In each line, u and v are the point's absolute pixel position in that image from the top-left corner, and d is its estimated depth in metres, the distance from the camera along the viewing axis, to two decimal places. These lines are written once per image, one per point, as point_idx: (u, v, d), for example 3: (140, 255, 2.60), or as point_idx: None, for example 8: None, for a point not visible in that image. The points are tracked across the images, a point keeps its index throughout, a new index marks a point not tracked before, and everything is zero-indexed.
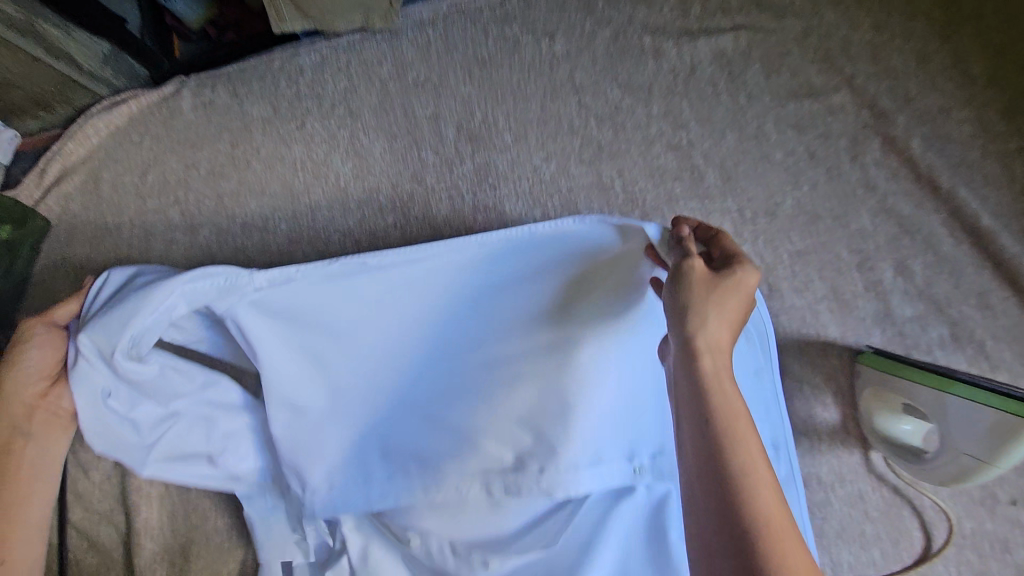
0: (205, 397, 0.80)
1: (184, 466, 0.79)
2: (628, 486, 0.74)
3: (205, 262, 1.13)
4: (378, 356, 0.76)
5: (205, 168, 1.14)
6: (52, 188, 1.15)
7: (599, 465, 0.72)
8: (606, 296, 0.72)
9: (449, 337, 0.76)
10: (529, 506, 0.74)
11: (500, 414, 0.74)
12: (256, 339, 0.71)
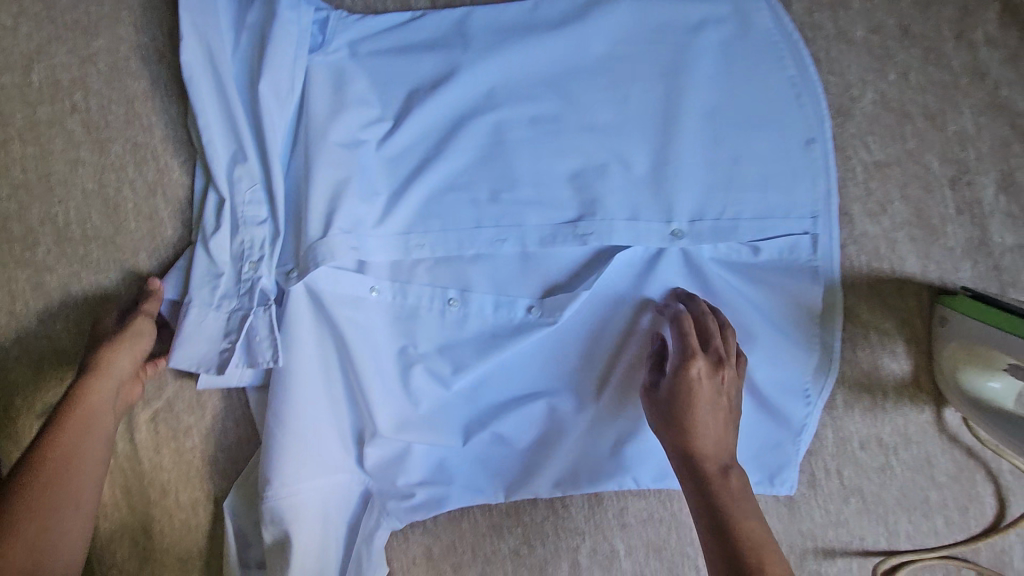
0: (241, 195, 0.78)
1: (207, 224, 0.79)
2: (675, 253, 0.77)
3: (132, 191, 0.91)
4: (434, 107, 0.78)
5: (132, 69, 0.91)
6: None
7: (636, 220, 0.75)
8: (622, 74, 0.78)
9: (504, 102, 0.78)
10: (537, 274, 0.79)
11: (541, 172, 0.77)
12: (311, 92, 0.77)
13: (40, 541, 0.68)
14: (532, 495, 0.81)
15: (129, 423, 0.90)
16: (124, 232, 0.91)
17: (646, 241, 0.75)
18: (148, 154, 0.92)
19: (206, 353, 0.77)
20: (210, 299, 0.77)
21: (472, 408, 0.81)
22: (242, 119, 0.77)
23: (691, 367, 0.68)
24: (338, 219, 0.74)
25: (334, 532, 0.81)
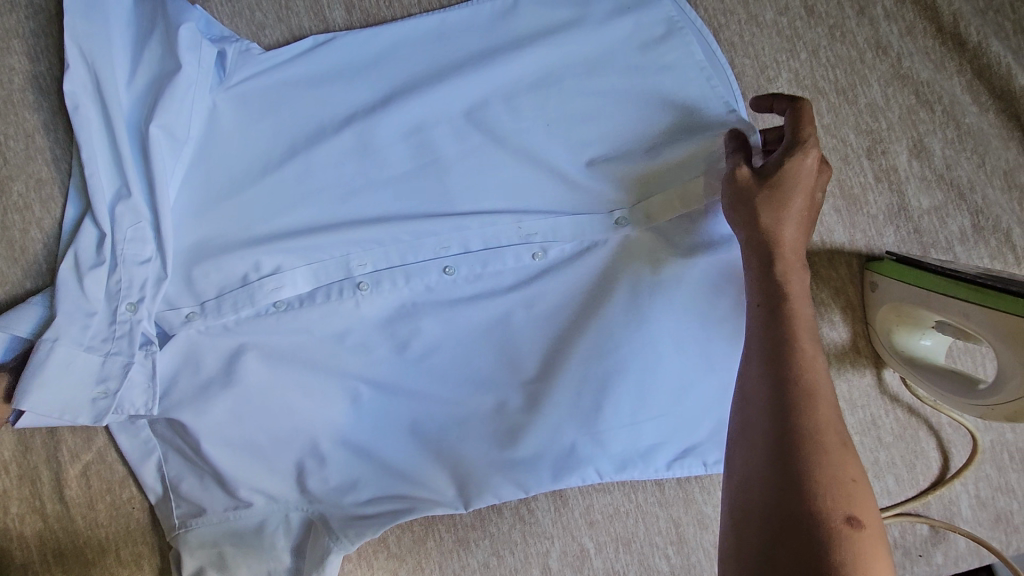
0: (116, 229, 0.73)
1: (83, 257, 0.74)
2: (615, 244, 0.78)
3: (37, 231, 0.85)
4: (357, 134, 0.77)
5: (25, 101, 0.85)
6: None
7: (576, 214, 0.77)
8: (541, 77, 0.78)
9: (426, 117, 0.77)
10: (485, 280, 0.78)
11: (476, 182, 0.77)
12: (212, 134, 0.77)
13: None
14: (497, 500, 0.79)
15: (57, 480, 0.84)
16: (33, 274, 0.85)
17: (589, 232, 0.77)
18: (52, 190, 0.85)
19: (70, 398, 0.71)
20: (81, 337, 0.72)
21: (424, 421, 0.79)
22: (137, 160, 0.74)
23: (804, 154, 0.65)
24: (265, 256, 0.74)
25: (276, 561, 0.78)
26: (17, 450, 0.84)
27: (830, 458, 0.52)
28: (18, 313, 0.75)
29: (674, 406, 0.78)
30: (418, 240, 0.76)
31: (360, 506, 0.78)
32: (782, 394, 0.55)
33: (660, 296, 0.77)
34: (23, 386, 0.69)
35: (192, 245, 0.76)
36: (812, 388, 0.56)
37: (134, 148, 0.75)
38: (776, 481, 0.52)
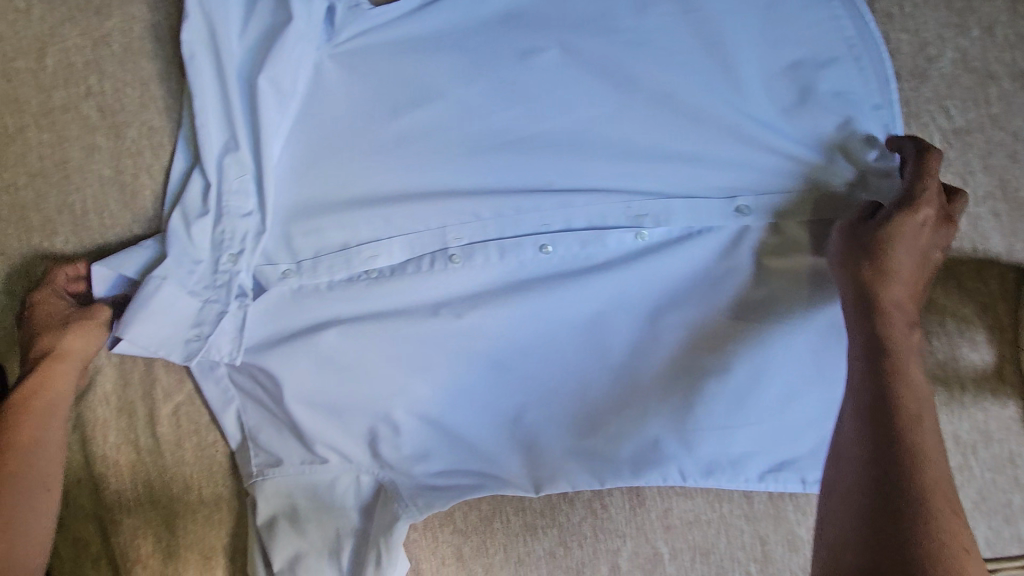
0: (223, 180, 0.78)
1: (191, 206, 0.79)
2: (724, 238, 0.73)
3: (144, 176, 0.88)
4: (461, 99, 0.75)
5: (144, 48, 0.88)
6: None
7: (668, 198, 0.73)
8: (665, 47, 0.72)
9: (537, 85, 0.74)
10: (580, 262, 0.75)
11: (575, 158, 0.74)
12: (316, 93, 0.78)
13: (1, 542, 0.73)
14: (571, 489, 0.75)
15: (151, 416, 0.88)
16: (142, 218, 0.89)
17: (707, 215, 0.72)
18: (163, 138, 0.88)
19: (168, 336, 0.77)
20: (185, 281, 0.77)
21: (502, 400, 0.77)
22: (246, 115, 0.78)
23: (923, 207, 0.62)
24: (364, 221, 0.77)
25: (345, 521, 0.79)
26: (117, 382, 0.89)
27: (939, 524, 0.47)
28: (128, 253, 0.79)
29: (773, 414, 0.72)
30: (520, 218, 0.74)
31: (431, 478, 0.77)
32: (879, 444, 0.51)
33: (757, 290, 0.73)
34: (128, 318, 0.75)
35: (291, 202, 0.80)
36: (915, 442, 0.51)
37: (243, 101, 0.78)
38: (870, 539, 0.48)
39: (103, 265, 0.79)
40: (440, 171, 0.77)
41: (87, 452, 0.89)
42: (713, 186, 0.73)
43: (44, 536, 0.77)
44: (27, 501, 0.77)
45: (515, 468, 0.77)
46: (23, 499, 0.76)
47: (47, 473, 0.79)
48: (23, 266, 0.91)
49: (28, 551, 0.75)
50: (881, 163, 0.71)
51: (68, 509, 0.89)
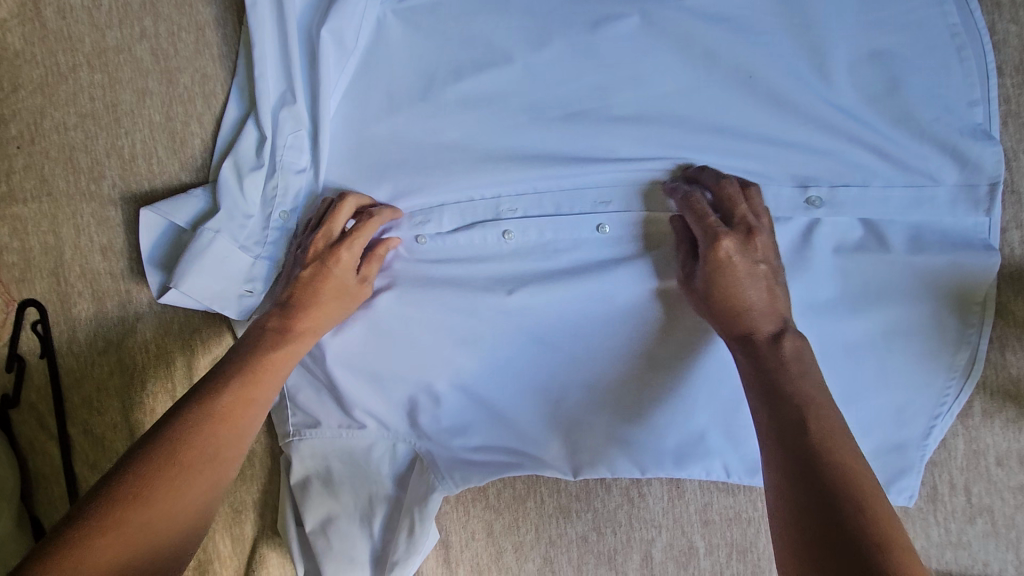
0: (278, 134, 0.77)
1: (245, 158, 0.78)
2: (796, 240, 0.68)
3: (193, 123, 0.86)
4: (528, 66, 0.73)
5: None
6: (36, 13, 0.88)
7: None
8: (755, 20, 0.68)
9: (612, 54, 0.71)
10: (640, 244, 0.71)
11: (642, 136, 0.71)
12: (376, 50, 0.77)
13: (117, 552, 0.53)
14: (610, 474, 0.74)
15: (190, 368, 0.89)
16: (189, 168, 0.87)
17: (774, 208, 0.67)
18: (216, 86, 0.86)
19: (218, 289, 0.76)
20: (237, 235, 0.76)
21: (547, 381, 0.74)
22: (305, 68, 0.77)
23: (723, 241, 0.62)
24: (414, 185, 0.75)
25: (379, 488, 0.79)
26: (157, 330, 0.89)
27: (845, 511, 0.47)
28: (179, 202, 0.78)
29: None
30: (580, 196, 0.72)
31: (468, 452, 0.76)
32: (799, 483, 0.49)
33: (826, 289, 0.67)
34: (181, 269, 0.74)
35: (345, 162, 0.78)
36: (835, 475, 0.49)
37: (302, 53, 0.77)
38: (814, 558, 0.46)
39: (153, 213, 0.79)
40: (502, 139, 0.74)
41: (125, 398, 0.91)
42: (782, 176, 0.68)
43: (184, 550, 0.59)
44: (192, 488, 0.59)
45: (555, 450, 0.75)
46: (225, 450, 0.63)
47: (241, 442, 0.65)
48: (68, 208, 0.90)
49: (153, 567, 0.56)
50: (973, 164, 0.65)
51: (105, 450, 0.92)
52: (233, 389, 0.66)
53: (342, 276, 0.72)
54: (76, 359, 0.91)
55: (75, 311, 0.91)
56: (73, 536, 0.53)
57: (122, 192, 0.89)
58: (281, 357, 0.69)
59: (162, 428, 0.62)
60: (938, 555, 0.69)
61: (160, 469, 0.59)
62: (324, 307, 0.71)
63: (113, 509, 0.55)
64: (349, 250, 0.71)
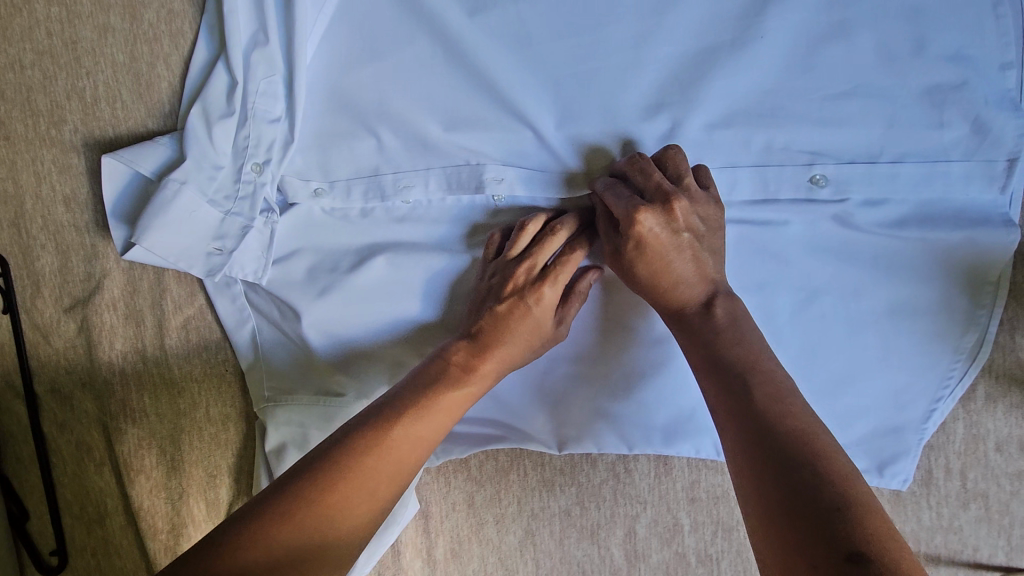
0: (251, 79, 0.71)
1: (213, 104, 0.72)
2: (801, 218, 0.63)
3: (157, 64, 0.79)
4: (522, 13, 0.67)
5: None
6: None
7: (734, 166, 0.64)
8: None
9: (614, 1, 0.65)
10: None
11: (641, 96, 0.66)
12: None
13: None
14: (595, 448, 0.72)
15: (159, 327, 0.84)
16: (156, 114, 0.80)
17: (775, 191, 0.63)
18: (183, 24, 0.78)
19: (186, 245, 0.72)
20: (206, 188, 0.72)
21: (534, 356, 0.70)
22: (278, 8, 0.70)
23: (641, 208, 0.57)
24: (397, 145, 0.72)
25: None
26: (125, 288, 0.84)
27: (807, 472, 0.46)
28: (144, 150, 0.73)
29: (826, 398, 0.66)
30: (573, 158, 0.68)
31: (448, 423, 0.73)
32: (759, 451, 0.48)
33: (828, 264, 0.64)
34: (145, 222, 0.70)
35: (326, 115, 0.73)
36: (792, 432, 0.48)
37: None
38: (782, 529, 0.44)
39: (114, 161, 0.73)
40: (494, 94, 0.69)
41: (91, 356, 0.86)
42: (791, 145, 0.62)
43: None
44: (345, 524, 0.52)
45: (539, 424, 0.72)
46: (379, 490, 0.54)
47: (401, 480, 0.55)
48: (28, 154, 0.84)
49: None
50: (993, 137, 0.58)
51: (73, 410, 0.88)
52: (421, 423, 0.57)
53: (539, 317, 0.63)
54: (42, 316, 0.87)
55: (38, 265, 0.86)
56: (222, 554, 0.47)
57: (85, 138, 0.83)
58: (455, 398, 0.60)
59: (331, 447, 0.54)
60: (928, 539, 0.68)
61: (322, 494, 0.51)
62: (509, 349, 0.63)
63: (265, 533, 0.48)
64: (553, 288, 0.63)
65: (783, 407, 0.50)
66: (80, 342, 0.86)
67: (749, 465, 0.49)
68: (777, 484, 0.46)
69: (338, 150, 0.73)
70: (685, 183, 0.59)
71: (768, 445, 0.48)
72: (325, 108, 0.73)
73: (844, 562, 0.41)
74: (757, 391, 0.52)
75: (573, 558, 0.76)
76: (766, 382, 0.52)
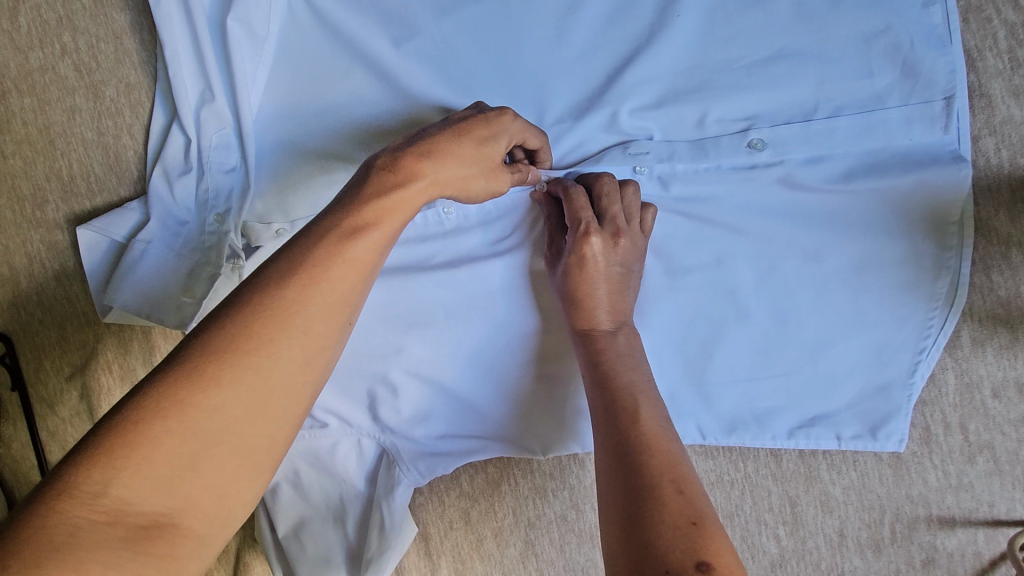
0: (204, 133, 0.74)
1: (173, 163, 0.76)
2: (747, 187, 0.62)
3: (123, 135, 0.84)
4: (446, 31, 0.68)
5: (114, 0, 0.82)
6: None
7: (670, 142, 0.63)
8: None
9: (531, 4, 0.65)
10: None
11: (570, 92, 0.66)
12: (289, 33, 0.73)
13: (182, 445, 0.40)
14: (580, 449, 0.71)
15: None
16: (126, 182, 0.85)
17: (717, 159, 0.62)
18: (140, 95, 0.83)
19: (157, 295, 0.74)
20: (172, 242, 0.75)
21: (505, 365, 0.69)
22: (220, 63, 0.73)
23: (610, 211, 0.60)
24: (347, 173, 0.74)
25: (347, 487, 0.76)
26: (117, 350, 0.89)
27: (656, 484, 0.50)
28: (115, 218, 0.77)
29: (805, 365, 0.64)
30: None
31: (429, 447, 0.73)
32: (620, 462, 0.52)
33: (782, 227, 0.62)
34: (117, 278, 0.74)
35: (279, 154, 0.75)
36: (646, 443, 0.53)
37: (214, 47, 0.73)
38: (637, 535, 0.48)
39: (89, 231, 0.77)
40: (429, 113, 0.70)
41: (95, 420, 0.91)
42: (724, 116, 0.62)
43: (276, 441, 0.43)
44: (275, 367, 0.42)
45: (521, 432, 0.71)
46: (313, 323, 0.44)
47: (340, 309, 0.45)
48: (18, 237, 0.89)
49: (224, 467, 0.41)
50: (924, 78, 0.57)
51: None
52: (355, 244, 0.46)
53: (496, 132, 0.55)
54: (45, 387, 0.91)
55: (36, 341, 0.90)
56: (129, 419, 0.39)
57: (66, 215, 0.87)
58: (397, 203, 0.49)
59: (240, 290, 0.45)
60: (938, 500, 0.66)
61: (237, 340, 0.42)
62: (459, 147, 0.53)
63: (175, 391, 0.40)
64: (513, 115, 0.57)
65: (635, 420, 0.55)
66: (82, 407, 0.91)
67: (612, 482, 0.52)
68: (645, 548, 0.46)
69: (294, 190, 0.75)
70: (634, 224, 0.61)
71: (644, 515, 0.48)
72: (278, 150, 0.75)
73: (697, 566, 0.44)
74: (622, 409, 0.56)
75: (576, 564, 0.75)
76: (660, 443, 0.53)
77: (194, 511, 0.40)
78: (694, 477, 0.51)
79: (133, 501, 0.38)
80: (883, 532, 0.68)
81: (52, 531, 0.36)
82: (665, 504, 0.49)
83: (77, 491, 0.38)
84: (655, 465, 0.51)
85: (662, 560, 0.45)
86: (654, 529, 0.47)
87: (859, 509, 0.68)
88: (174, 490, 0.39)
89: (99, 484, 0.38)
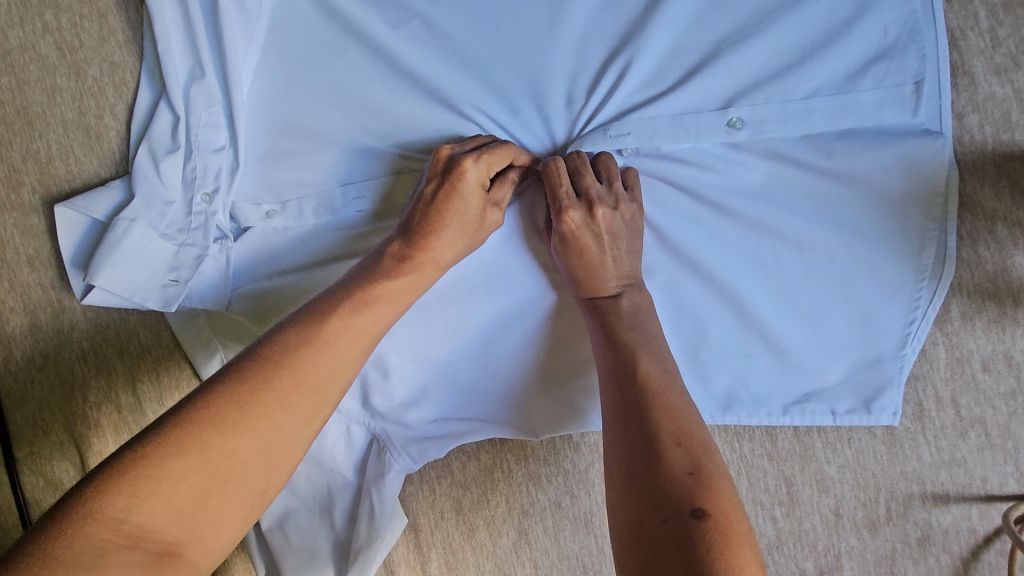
0: (192, 109, 0.72)
1: (159, 140, 0.74)
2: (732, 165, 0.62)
3: (105, 115, 0.82)
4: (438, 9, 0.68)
5: None
6: None
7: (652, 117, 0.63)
8: None
9: None
10: None
11: (565, 70, 0.66)
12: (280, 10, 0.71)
13: (200, 481, 0.44)
14: (577, 431, 0.70)
15: (131, 374, 0.86)
16: (107, 162, 0.82)
17: (696, 137, 0.62)
18: (125, 74, 0.81)
19: (142, 282, 0.74)
20: (158, 223, 0.73)
21: (501, 346, 0.68)
22: (210, 39, 0.71)
23: (587, 182, 0.61)
24: (337, 152, 0.73)
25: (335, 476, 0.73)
26: (93, 338, 0.86)
27: (658, 436, 0.51)
28: (95, 197, 0.74)
29: (800, 342, 0.64)
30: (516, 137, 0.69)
31: (422, 429, 0.71)
32: (622, 418, 0.54)
33: (775, 204, 0.63)
34: (97, 263, 0.72)
35: (268, 134, 0.74)
36: (650, 397, 0.53)
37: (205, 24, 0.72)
38: (637, 486, 0.49)
39: (68, 210, 0.74)
40: (421, 91, 0.70)
41: (68, 413, 0.87)
42: (703, 96, 0.62)
43: (273, 485, 0.48)
44: (287, 419, 0.47)
45: (516, 413, 0.70)
46: (323, 382, 0.50)
47: (346, 375, 0.51)
48: None
49: (230, 504, 0.45)
50: (909, 57, 0.59)
51: (52, 471, 0.88)
52: (364, 314, 0.54)
53: (467, 200, 0.58)
54: (14, 379, 0.87)
55: (7, 329, 0.86)
56: (153, 453, 0.43)
57: (42, 197, 0.84)
58: (399, 285, 0.57)
59: (260, 346, 0.50)
60: (933, 476, 0.66)
61: (257, 391, 0.47)
62: (442, 233, 0.58)
63: (200, 430, 0.44)
64: (474, 166, 0.57)
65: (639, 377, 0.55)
66: (54, 399, 0.87)
67: (615, 435, 0.54)
68: (646, 494, 0.48)
69: (281, 167, 0.74)
70: (614, 189, 0.61)
71: (645, 464, 0.49)
72: (265, 129, 0.74)
73: (692, 516, 0.45)
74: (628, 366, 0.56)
75: (571, 551, 0.73)
76: (665, 397, 0.53)
77: (199, 543, 0.44)
78: (697, 429, 0.52)
79: (150, 528, 0.42)
80: (879, 511, 0.68)
81: (80, 551, 0.39)
82: (664, 454, 0.49)
83: (102, 514, 0.41)
84: (656, 418, 0.52)
85: (660, 506, 0.46)
86: (654, 478, 0.48)
87: (855, 488, 0.68)
88: (184, 521, 0.43)
89: (122, 511, 0.41)
